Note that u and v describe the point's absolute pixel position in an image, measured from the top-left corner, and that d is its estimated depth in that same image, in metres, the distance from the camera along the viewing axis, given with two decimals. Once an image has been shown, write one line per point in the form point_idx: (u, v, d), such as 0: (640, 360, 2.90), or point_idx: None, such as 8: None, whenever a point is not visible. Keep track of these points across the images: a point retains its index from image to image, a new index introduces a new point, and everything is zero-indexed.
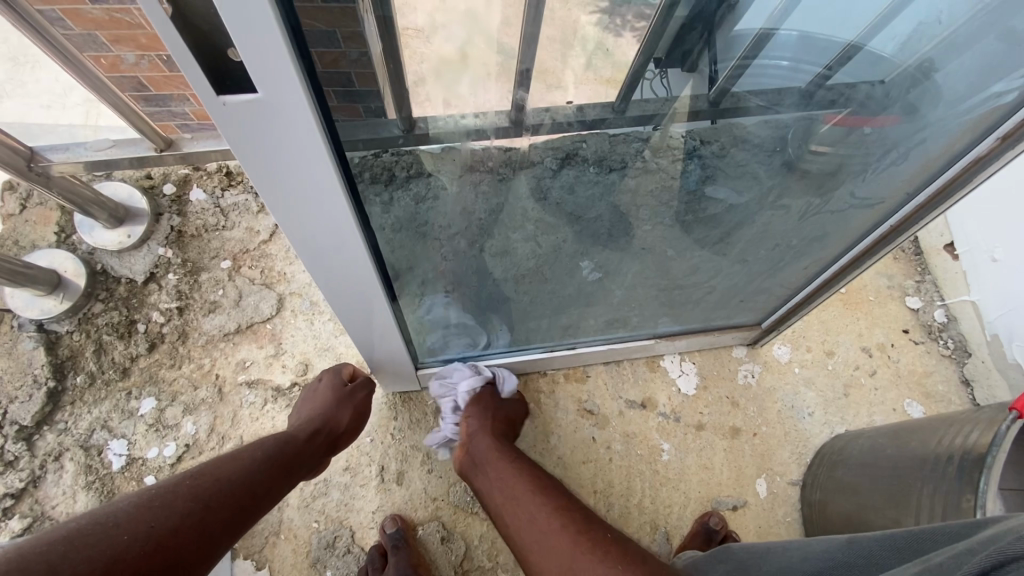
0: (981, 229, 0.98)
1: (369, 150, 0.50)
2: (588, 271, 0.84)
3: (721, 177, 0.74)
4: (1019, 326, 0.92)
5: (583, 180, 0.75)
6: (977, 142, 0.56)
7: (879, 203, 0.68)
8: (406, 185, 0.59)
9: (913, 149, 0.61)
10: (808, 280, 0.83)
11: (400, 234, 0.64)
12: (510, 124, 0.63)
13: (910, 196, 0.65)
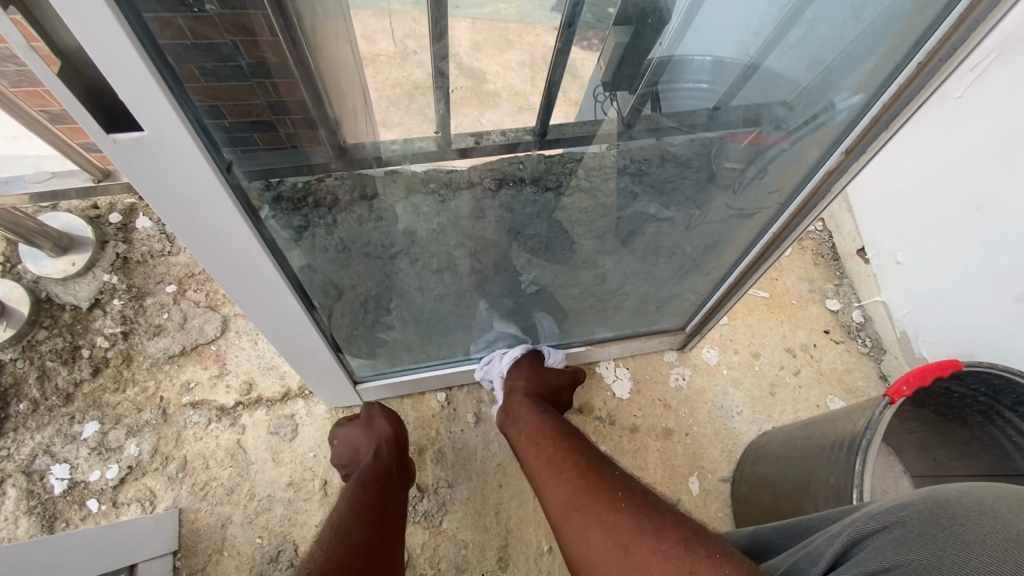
0: (885, 233, 1.06)
1: (302, 174, 0.59)
2: (523, 284, 0.90)
3: (647, 194, 0.80)
4: (924, 322, 1.00)
5: (520, 199, 0.82)
6: (828, 156, 0.62)
7: (754, 213, 0.76)
8: (348, 208, 0.68)
9: (769, 164, 0.70)
10: (715, 287, 0.88)
11: (343, 255, 0.71)
12: (438, 147, 0.76)
13: (785, 206, 0.70)
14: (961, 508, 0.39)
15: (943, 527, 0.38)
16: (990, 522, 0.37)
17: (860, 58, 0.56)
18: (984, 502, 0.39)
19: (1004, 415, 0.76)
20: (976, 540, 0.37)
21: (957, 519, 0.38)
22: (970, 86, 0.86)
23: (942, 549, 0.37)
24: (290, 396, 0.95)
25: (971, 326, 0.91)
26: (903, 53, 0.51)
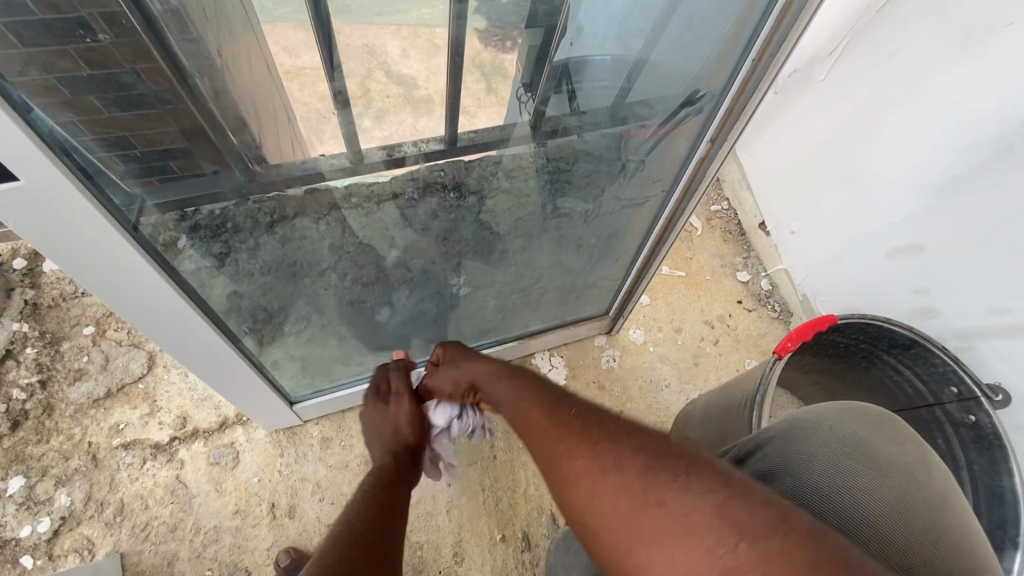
0: (781, 207, 1.16)
1: (221, 202, 0.66)
2: (458, 286, 0.94)
3: (568, 190, 0.85)
4: (820, 285, 1.10)
5: (444, 206, 0.83)
6: (700, 144, 0.68)
7: (643, 202, 0.84)
8: (270, 230, 0.72)
9: (647, 156, 0.79)
10: (627, 270, 0.95)
11: (269, 276, 0.75)
12: (351, 163, 0.76)
13: (669, 194, 0.78)
14: (815, 433, 0.50)
15: (797, 448, 0.50)
16: (829, 437, 0.49)
17: (710, 53, 0.63)
18: (834, 424, 0.50)
19: (887, 357, 0.85)
20: (827, 454, 0.47)
21: (817, 440, 0.49)
22: (833, 67, 0.97)
23: (797, 460, 0.49)
24: (227, 425, 0.94)
25: (857, 283, 1.02)
26: (741, 48, 0.57)
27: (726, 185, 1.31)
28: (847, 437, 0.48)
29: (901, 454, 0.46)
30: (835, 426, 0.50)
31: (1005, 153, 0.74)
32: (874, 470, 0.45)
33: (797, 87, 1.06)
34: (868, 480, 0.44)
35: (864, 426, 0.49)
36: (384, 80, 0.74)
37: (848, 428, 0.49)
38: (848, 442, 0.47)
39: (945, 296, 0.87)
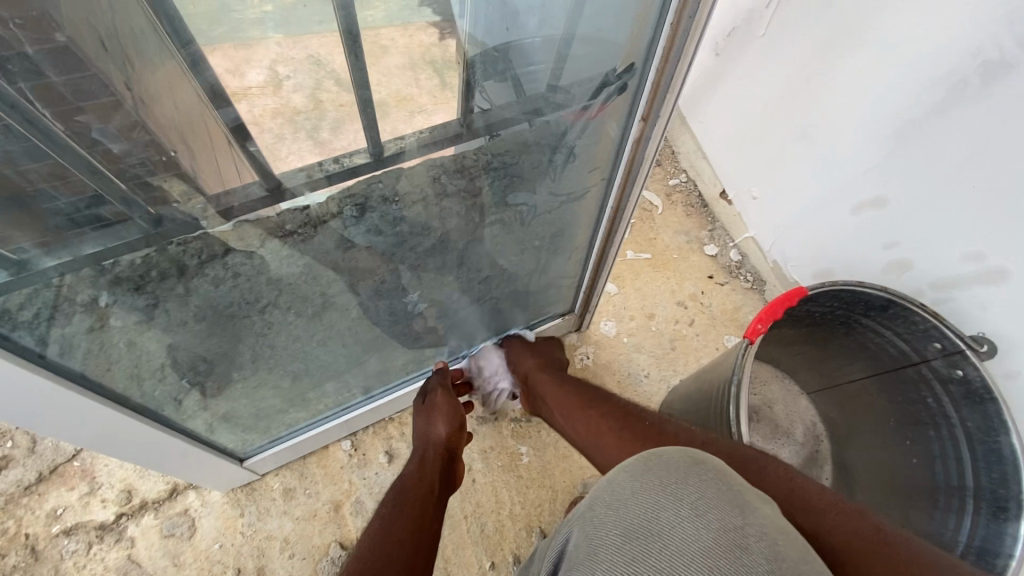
0: (740, 172, 1.10)
1: (144, 249, 0.58)
2: (413, 304, 0.86)
3: (515, 187, 0.76)
4: (788, 249, 1.05)
5: (388, 220, 0.75)
6: (630, 125, 0.62)
7: (584, 192, 0.75)
8: (200, 271, 0.64)
9: (574, 145, 0.70)
10: (581, 261, 0.89)
11: (206, 323, 0.67)
12: (266, 192, 0.70)
13: (610, 178, 0.71)
14: (651, 482, 0.37)
15: (635, 505, 0.36)
16: (677, 516, 0.34)
17: (620, 25, 0.55)
18: (660, 469, 0.38)
19: (868, 323, 0.80)
20: (684, 512, 0.34)
21: (660, 494, 0.36)
22: (771, 21, 0.92)
23: (641, 528, 0.34)
24: (176, 492, 0.86)
25: (826, 242, 0.97)
26: (655, 17, 0.50)
27: (682, 157, 1.25)
28: (696, 486, 0.36)
29: (762, 538, 0.33)
30: (666, 476, 0.38)
31: (960, 91, 0.70)
32: (746, 532, 0.34)
33: (737, 44, 1.00)
34: (743, 552, 0.32)
35: (691, 470, 0.38)
36: (336, 89, 0.75)
37: (684, 469, 0.38)
38: (702, 521, 0.34)
39: (919, 248, 0.82)
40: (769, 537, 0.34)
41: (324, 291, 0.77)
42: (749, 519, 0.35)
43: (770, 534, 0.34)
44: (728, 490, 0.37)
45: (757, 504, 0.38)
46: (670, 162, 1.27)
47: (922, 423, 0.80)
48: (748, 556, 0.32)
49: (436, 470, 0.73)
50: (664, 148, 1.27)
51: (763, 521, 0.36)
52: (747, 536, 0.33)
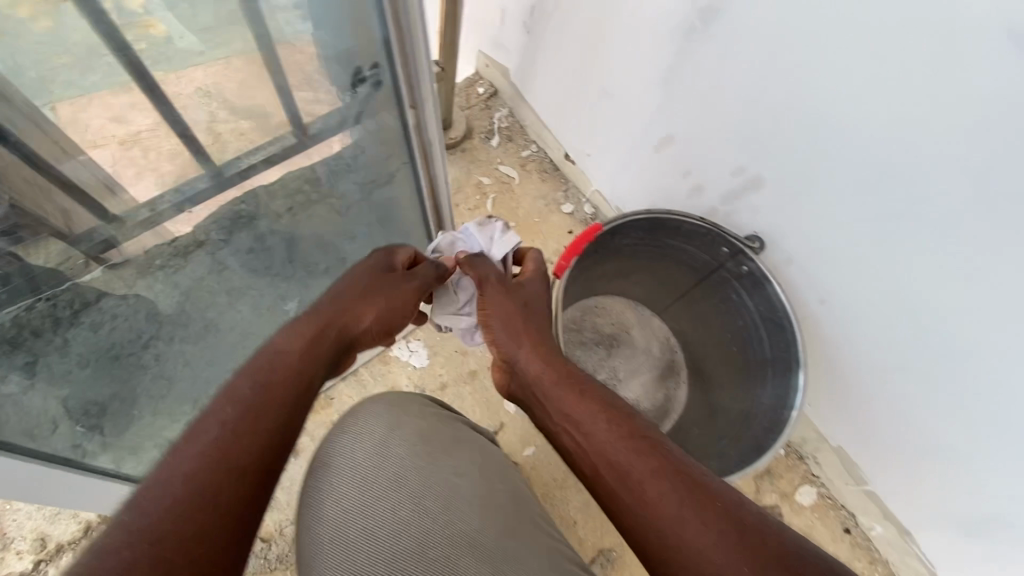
0: (573, 132, 1.22)
1: (14, 308, 0.72)
2: (292, 309, 1.03)
3: (340, 178, 0.89)
4: (618, 191, 1.20)
5: (254, 245, 0.93)
6: (404, 113, 0.73)
7: (394, 173, 0.87)
8: (75, 320, 0.78)
9: (371, 133, 0.81)
10: (423, 230, 1.00)
11: (89, 368, 0.81)
12: (113, 233, 0.78)
13: (413, 158, 0.82)
14: (383, 429, 0.63)
15: (388, 433, 0.63)
16: (392, 446, 0.61)
17: (356, 35, 0.65)
18: (415, 409, 0.68)
19: (675, 243, 0.94)
20: (394, 446, 0.61)
21: (385, 435, 0.62)
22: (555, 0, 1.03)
23: (387, 446, 0.62)
24: (89, 530, 0.91)
25: (644, 181, 1.11)
26: (378, 26, 0.61)
27: (529, 129, 1.35)
28: (412, 428, 0.65)
29: (440, 446, 0.64)
30: (417, 412, 0.68)
31: (691, 37, 0.82)
32: (430, 443, 0.64)
33: (537, 22, 1.11)
34: (439, 458, 0.62)
35: (433, 410, 0.70)
36: (161, 130, 0.73)
37: (407, 421, 0.65)
38: (408, 444, 0.62)
39: (702, 174, 0.96)
40: (446, 444, 0.65)
41: (205, 314, 0.94)
42: (437, 439, 0.65)
43: (449, 450, 0.64)
44: (434, 424, 0.67)
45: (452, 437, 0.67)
46: (520, 135, 1.36)
47: (735, 318, 0.95)
48: (442, 462, 0.62)
49: (312, 356, 0.60)
50: (513, 124, 1.36)
51: (447, 439, 0.65)
52: (433, 441, 0.65)
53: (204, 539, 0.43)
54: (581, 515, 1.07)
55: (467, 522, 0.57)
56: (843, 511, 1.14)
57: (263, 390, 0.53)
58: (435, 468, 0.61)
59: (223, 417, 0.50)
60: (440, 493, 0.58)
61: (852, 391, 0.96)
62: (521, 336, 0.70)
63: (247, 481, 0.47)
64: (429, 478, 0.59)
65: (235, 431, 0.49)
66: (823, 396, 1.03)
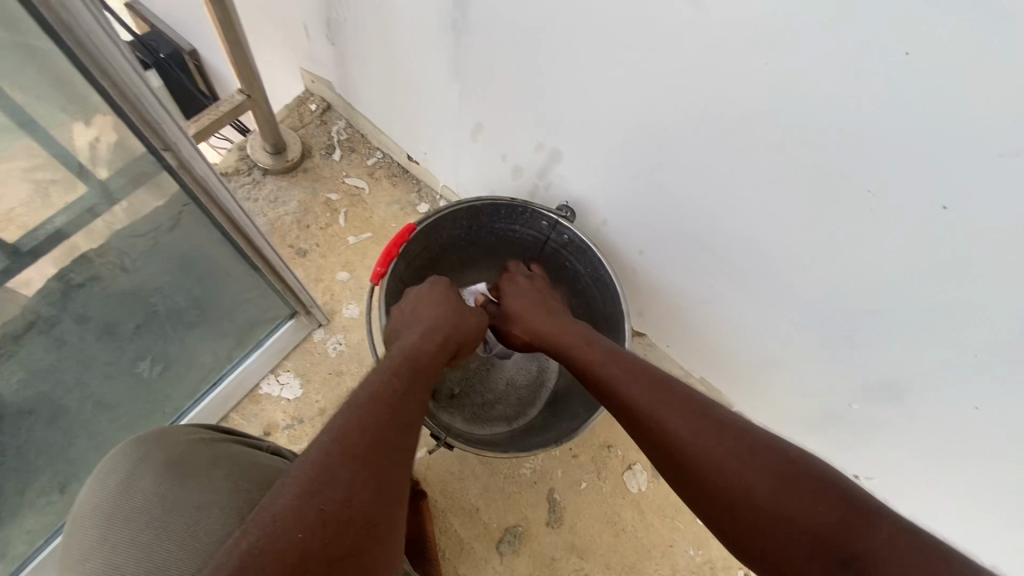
0: (406, 135, 1.23)
1: None
2: (148, 370, 1.01)
3: (162, 245, 0.85)
4: (464, 184, 1.21)
5: (100, 307, 0.87)
6: (164, 159, 0.70)
7: (195, 224, 0.82)
8: None
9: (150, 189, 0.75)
10: (257, 271, 0.97)
11: None
12: None
13: (201, 204, 0.78)
14: (144, 458, 0.67)
15: (135, 474, 0.65)
16: (146, 471, 0.66)
17: (73, 92, 0.60)
18: (173, 439, 0.70)
19: (502, 225, 0.98)
20: (159, 480, 0.65)
21: (145, 467, 0.66)
22: (343, 7, 1.02)
23: (133, 487, 0.64)
24: None
25: (478, 170, 1.12)
26: (82, 78, 0.58)
27: (371, 137, 1.34)
28: (175, 448, 0.69)
29: (198, 458, 0.68)
30: (177, 442, 0.70)
31: (461, 26, 0.85)
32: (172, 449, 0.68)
33: (339, 31, 1.10)
34: (198, 476, 0.66)
35: (211, 437, 0.73)
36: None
37: (173, 443, 0.69)
38: (165, 466, 0.66)
39: (518, 154, 0.99)
40: (206, 455, 0.70)
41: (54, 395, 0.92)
42: (193, 451, 0.69)
43: (206, 459, 0.69)
44: (202, 442, 0.71)
45: (209, 445, 0.71)
46: (363, 144, 1.35)
47: (574, 283, 1.00)
48: (194, 480, 0.66)
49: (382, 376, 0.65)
50: (353, 134, 1.35)
51: (201, 450, 0.70)
52: (192, 455, 0.69)
53: (339, 547, 0.48)
54: (482, 500, 1.10)
55: (210, 523, 0.63)
56: None
57: (394, 429, 0.58)
58: (186, 489, 0.65)
59: (376, 439, 0.55)
60: (191, 510, 0.63)
61: (694, 325, 1.02)
62: (439, 344, 0.77)
63: (381, 497, 0.53)
64: (175, 505, 0.63)
65: (346, 451, 0.53)
66: (681, 341, 1.09)
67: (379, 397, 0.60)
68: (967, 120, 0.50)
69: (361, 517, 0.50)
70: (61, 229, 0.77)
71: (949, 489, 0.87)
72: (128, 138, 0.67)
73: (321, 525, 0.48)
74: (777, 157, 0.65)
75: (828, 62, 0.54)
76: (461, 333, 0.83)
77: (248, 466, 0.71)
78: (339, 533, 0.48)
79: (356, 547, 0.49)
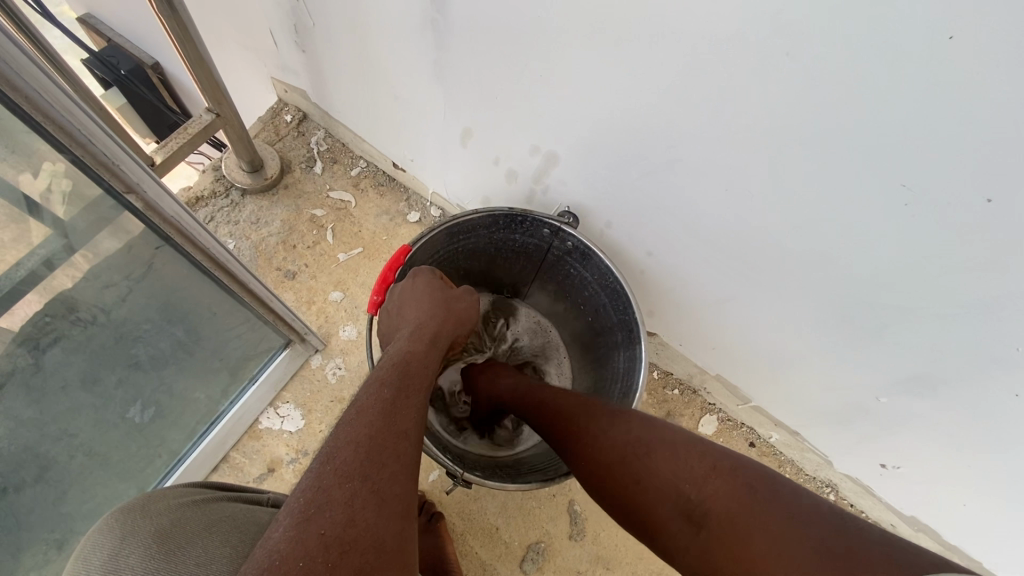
0: (389, 142, 1.16)
1: None
2: (139, 415, 0.94)
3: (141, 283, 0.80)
4: (455, 190, 1.14)
5: (80, 353, 0.79)
6: (128, 200, 0.65)
7: (170, 259, 0.78)
8: None
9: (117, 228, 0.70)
10: (244, 303, 0.91)
11: None
12: None
13: (175, 242, 0.73)
14: (126, 531, 0.54)
15: (119, 544, 0.53)
16: (130, 541, 0.53)
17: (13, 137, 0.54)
18: (160, 505, 0.59)
19: (500, 235, 0.92)
20: (148, 546, 0.52)
21: (128, 539, 0.53)
22: (309, 10, 0.95)
23: (115, 562, 0.51)
24: None
25: (469, 175, 1.06)
26: (24, 123, 0.53)
27: (352, 145, 1.27)
28: (163, 515, 0.57)
29: (194, 524, 0.57)
30: (164, 508, 0.59)
31: (439, 26, 0.78)
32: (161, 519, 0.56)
33: (307, 36, 1.02)
34: (192, 538, 0.54)
35: (203, 499, 0.64)
36: None
37: (158, 511, 0.58)
38: (155, 534, 0.54)
39: (511, 158, 0.93)
40: (202, 521, 0.58)
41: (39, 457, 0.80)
42: (188, 519, 0.58)
43: (202, 525, 0.57)
44: (195, 509, 0.60)
45: (204, 512, 0.60)
46: (345, 154, 1.28)
47: (580, 289, 0.95)
48: (187, 545, 0.53)
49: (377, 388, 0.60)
50: (334, 144, 1.28)
51: (196, 517, 0.58)
52: (183, 522, 0.57)
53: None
54: (500, 518, 1.07)
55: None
56: (745, 428, 1.18)
57: (394, 439, 0.54)
58: (179, 553, 0.52)
59: (375, 455, 0.51)
60: (186, 574, 0.50)
61: (707, 322, 0.98)
62: (430, 343, 0.72)
63: (390, 513, 0.48)
64: (177, 572, 0.50)
65: (341, 471, 0.49)
66: (695, 339, 1.04)
67: (375, 407, 0.56)
68: (1016, 106, 0.45)
69: (366, 539, 0.45)
70: (35, 272, 0.67)
71: (984, 477, 0.84)
72: (83, 181, 0.61)
73: (323, 549, 0.44)
74: (794, 154, 0.60)
75: (854, 50, 0.48)
76: (455, 326, 0.79)
77: (248, 526, 0.60)
78: (345, 556, 0.44)
79: (367, 570, 0.44)
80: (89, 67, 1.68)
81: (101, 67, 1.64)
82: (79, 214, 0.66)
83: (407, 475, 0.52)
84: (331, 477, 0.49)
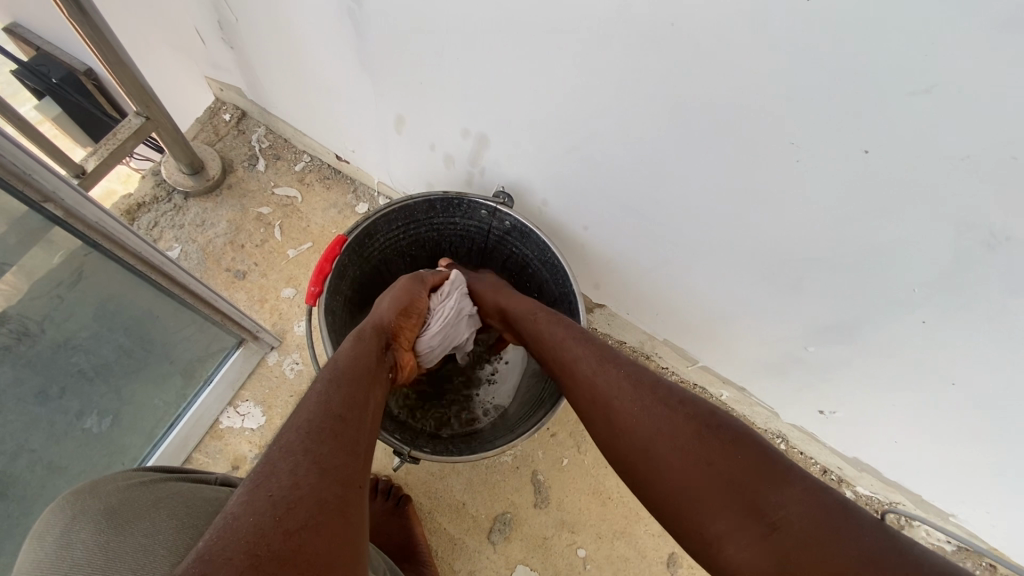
0: (329, 134, 1.16)
1: None
2: (96, 425, 0.94)
3: (80, 288, 0.80)
4: (399, 178, 1.15)
5: (34, 366, 0.79)
6: (49, 211, 0.67)
7: (104, 262, 0.79)
8: None
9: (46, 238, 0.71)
10: (189, 304, 0.93)
11: None
12: None
13: (105, 246, 0.75)
14: (69, 511, 0.55)
15: (70, 523, 0.54)
16: (77, 519, 0.54)
17: None
18: (109, 487, 0.60)
19: (440, 219, 0.94)
20: (93, 525, 0.54)
21: (73, 516, 0.55)
22: (232, 7, 0.94)
23: (70, 538, 0.53)
24: None
25: (410, 163, 1.07)
26: None
27: (294, 140, 1.26)
28: (108, 496, 0.58)
29: (141, 505, 0.58)
30: (112, 488, 0.60)
31: (357, 16, 0.79)
32: (109, 498, 0.58)
33: (234, 32, 1.01)
34: (140, 516, 0.56)
35: (154, 479, 0.65)
36: None
37: (106, 491, 0.59)
38: (103, 511, 0.56)
39: (445, 143, 0.95)
40: (149, 502, 0.60)
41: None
42: (138, 500, 0.59)
43: (149, 506, 0.59)
44: (140, 488, 0.62)
45: (152, 494, 0.61)
46: (287, 149, 1.27)
47: (523, 267, 0.98)
48: (136, 520, 0.56)
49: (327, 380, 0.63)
50: (275, 140, 1.28)
51: (144, 499, 0.60)
52: (130, 502, 0.59)
53: (293, 542, 0.45)
54: (467, 494, 1.10)
55: (161, 561, 0.53)
56: (697, 388, 1.23)
57: (334, 419, 0.56)
58: (131, 529, 0.54)
59: (318, 432, 0.54)
60: (139, 548, 0.53)
61: (648, 290, 1.01)
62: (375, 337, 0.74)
63: (333, 479, 0.51)
64: (124, 548, 0.52)
65: (288, 447, 0.52)
66: (641, 307, 1.08)
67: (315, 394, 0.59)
68: (880, 64, 0.49)
69: (311, 498, 0.48)
70: None
71: (908, 413, 0.90)
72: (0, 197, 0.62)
73: (271, 507, 0.47)
74: (699, 122, 0.63)
75: (735, 18, 0.51)
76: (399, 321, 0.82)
77: (196, 501, 0.63)
78: (290, 512, 0.47)
79: (311, 525, 0.47)
80: (18, 78, 1.63)
81: (30, 77, 1.59)
82: (7, 229, 0.66)
83: (350, 448, 0.55)
84: (279, 453, 0.52)
